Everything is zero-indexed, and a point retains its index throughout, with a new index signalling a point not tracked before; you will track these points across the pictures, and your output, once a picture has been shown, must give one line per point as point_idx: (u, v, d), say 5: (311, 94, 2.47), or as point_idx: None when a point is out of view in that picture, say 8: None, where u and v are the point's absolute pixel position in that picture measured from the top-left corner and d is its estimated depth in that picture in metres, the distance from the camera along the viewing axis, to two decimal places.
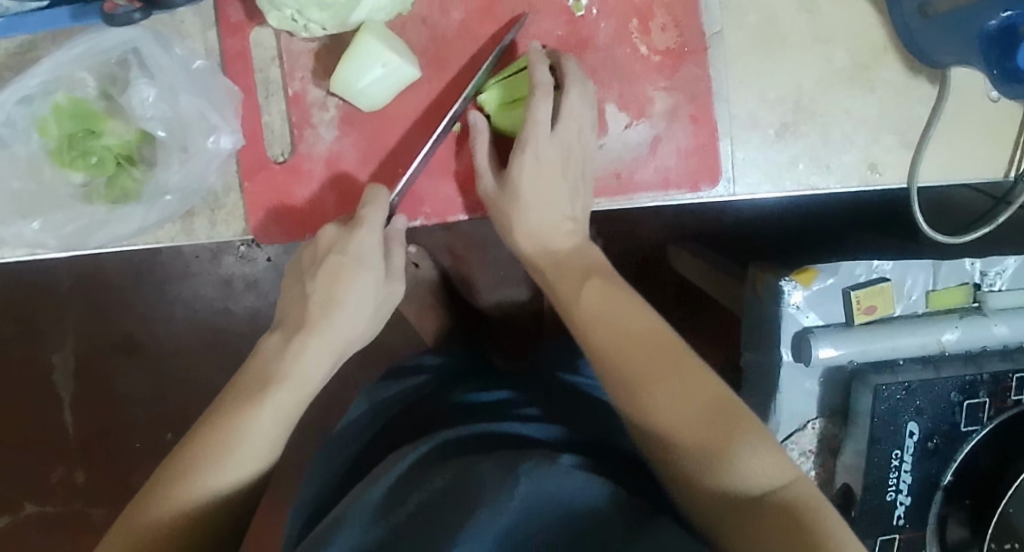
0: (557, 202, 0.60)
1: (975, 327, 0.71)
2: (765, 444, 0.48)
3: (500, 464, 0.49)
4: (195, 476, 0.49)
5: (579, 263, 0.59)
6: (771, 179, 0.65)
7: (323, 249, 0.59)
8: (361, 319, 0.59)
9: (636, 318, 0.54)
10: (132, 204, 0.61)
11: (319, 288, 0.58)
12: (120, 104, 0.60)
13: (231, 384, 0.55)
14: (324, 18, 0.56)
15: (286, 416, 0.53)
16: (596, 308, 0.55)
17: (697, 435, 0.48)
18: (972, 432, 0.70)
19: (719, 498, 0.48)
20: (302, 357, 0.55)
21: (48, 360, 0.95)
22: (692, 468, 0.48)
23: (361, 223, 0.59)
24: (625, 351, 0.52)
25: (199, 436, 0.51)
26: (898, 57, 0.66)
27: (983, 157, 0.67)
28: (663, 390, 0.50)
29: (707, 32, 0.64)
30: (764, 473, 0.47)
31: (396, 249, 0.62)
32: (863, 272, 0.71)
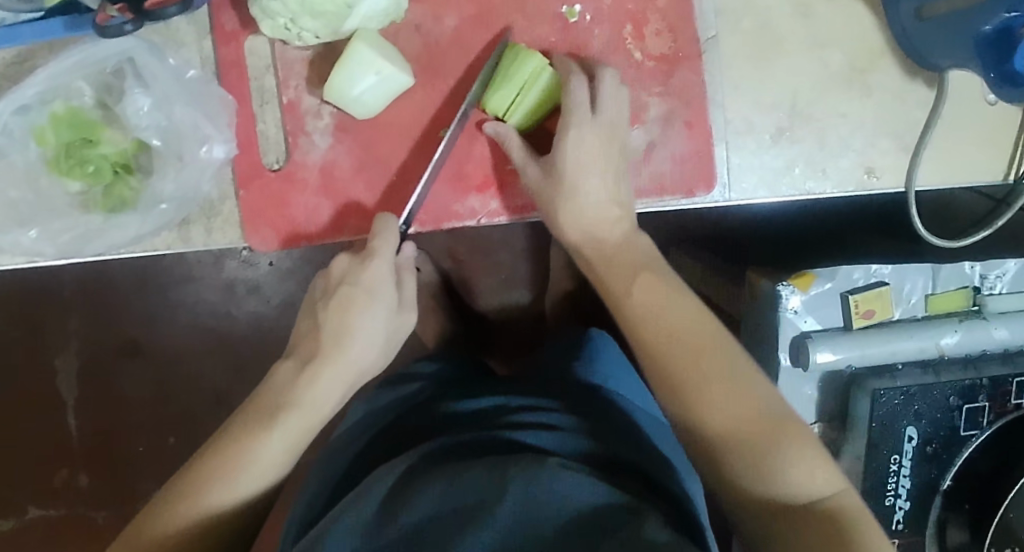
0: (598, 187, 0.60)
1: (974, 331, 0.70)
2: (815, 456, 0.49)
3: (489, 472, 0.49)
4: (196, 502, 0.51)
5: (627, 258, 0.59)
6: (767, 184, 0.65)
7: (334, 280, 0.58)
8: (374, 350, 0.58)
9: (682, 322, 0.54)
10: (128, 211, 0.61)
11: (331, 319, 0.57)
12: (116, 113, 0.60)
13: (246, 404, 0.55)
14: (317, 26, 0.57)
15: (295, 444, 0.54)
16: (645, 309, 0.55)
17: (747, 446, 0.49)
18: (972, 436, 0.70)
19: (766, 506, 0.49)
20: (312, 387, 0.55)
21: (50, 365, 0.96)
22: (742, 478, 0.50)
23: (373, 255, 0.58)
24: (675, 351, 0.53)
25: (211, 459, 0.52)
26: (896, 61, 0.65)
27: (982, 161, 0.67)
28: (718, 397, 0.51)
29: (702, 37, 0.64)
30: (813, 484, 0.49)
31: (407, 278, 0.62)
32: (861, 277, 0.70)
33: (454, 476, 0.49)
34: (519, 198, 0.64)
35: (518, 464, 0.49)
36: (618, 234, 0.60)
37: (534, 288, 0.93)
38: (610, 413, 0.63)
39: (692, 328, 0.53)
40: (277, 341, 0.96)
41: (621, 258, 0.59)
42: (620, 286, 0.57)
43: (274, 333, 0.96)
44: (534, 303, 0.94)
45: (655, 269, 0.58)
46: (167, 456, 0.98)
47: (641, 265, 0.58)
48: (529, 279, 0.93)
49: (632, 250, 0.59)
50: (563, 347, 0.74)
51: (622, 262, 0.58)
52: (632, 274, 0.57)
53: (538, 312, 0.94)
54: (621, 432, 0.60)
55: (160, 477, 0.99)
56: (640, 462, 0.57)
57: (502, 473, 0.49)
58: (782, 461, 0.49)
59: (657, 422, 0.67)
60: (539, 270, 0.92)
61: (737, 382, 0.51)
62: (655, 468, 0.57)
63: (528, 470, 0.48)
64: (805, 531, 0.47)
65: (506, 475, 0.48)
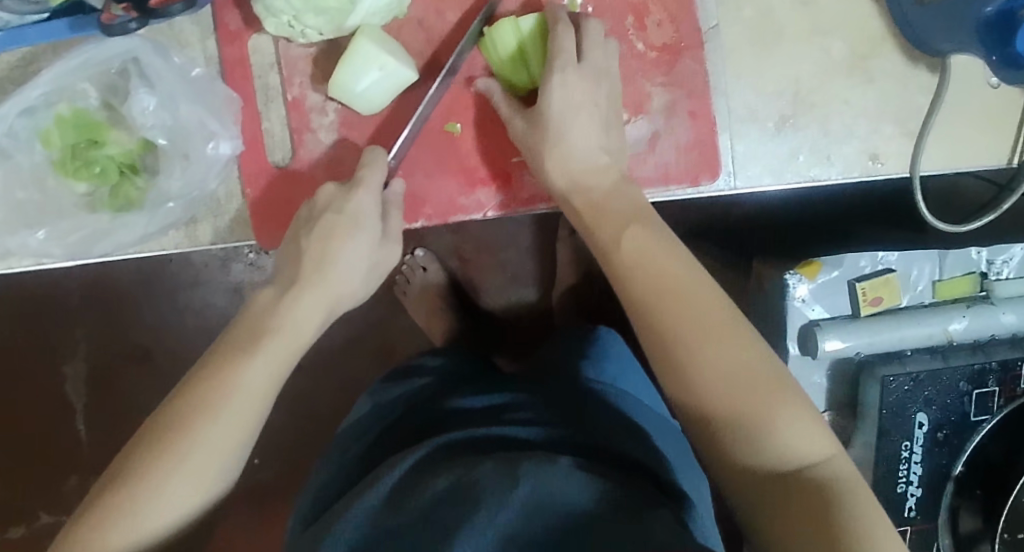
0: (587, 133, 0.58)
1: (980, 317, 0.70)
2: (806, 415, 0.47)
3: (500, 465, 0.49)
4: (187, 431, 0.49)
5: (616, 208, 0.56)
6: (772, 172, 0.66)
7: (320, 207, 0.57)
8: (356, 280, 0.58)
9: (673, 276, 0.51)
10: (135, 211, 0.62)
11: (313, 246, 0.56)
12: (122, 114, 0.61)
13: (222, 337, 0.54)
14: (321, 23, 0.57)
15: (277, 364, 0.52)
16: (635, 262, 0.53)
17: (735, 399, 0.47)
18: (981, 422, 0.70)
19: (753, 474, 0.47)
20: (292, 312, 0.54)
21: (59, 372, 0.96)
22: (731, 444, 0.48)
23: (359, 185, 0.58)
24: (670, 308, 0.50)
25: (190, 384, 0.50)
26: (897, 46, 0.65)
27: (983, 145, 0.67)
28: (705, 353, 0.48)
29: (703, 27, 0.64)
30: (803, 448, 0.46)
31: (395, 212, 0.61)
32: (868, 263, 0.72)
33: (467, 471, 0.50)
34: (524, 191, 0.64)
35: (529, 462, 0.49)
36: (610, 180, 0.58)
37: (541, 285, 0.93)
38: (608, 406, 0.63)
39: (677, 282, 0.51)
40: None
41: (611, 207, 0.56)
42: (610, 240, 0.55)
43: None
44: (542, 300, 0.93)
45: (644, 222, 0.55)
46: None
47: (631, 217, 0.55)
48: (537, 277, 0.92)
49: (621, 197, 0.57)
50: (570, 344, 0.74)
51: (612, 212, 0.56)
52: (621, 230, 0.54)
53: (544, 308, 0.94)
54: (625, 426, 0.61)
55: None
56: (641, 457, 0.57)
57: (513, 467, 0.49)
58: (769, 421, 0.47)
59: (664, 420, 0.68)
60: (546, 265, 0.92)
61: (724, 337, 0.49)
62: (661, 466, 0.58)
63: (540, 465, 0.49)
64: (789, 498, 0.45)
65: (518, 467, 0.49)
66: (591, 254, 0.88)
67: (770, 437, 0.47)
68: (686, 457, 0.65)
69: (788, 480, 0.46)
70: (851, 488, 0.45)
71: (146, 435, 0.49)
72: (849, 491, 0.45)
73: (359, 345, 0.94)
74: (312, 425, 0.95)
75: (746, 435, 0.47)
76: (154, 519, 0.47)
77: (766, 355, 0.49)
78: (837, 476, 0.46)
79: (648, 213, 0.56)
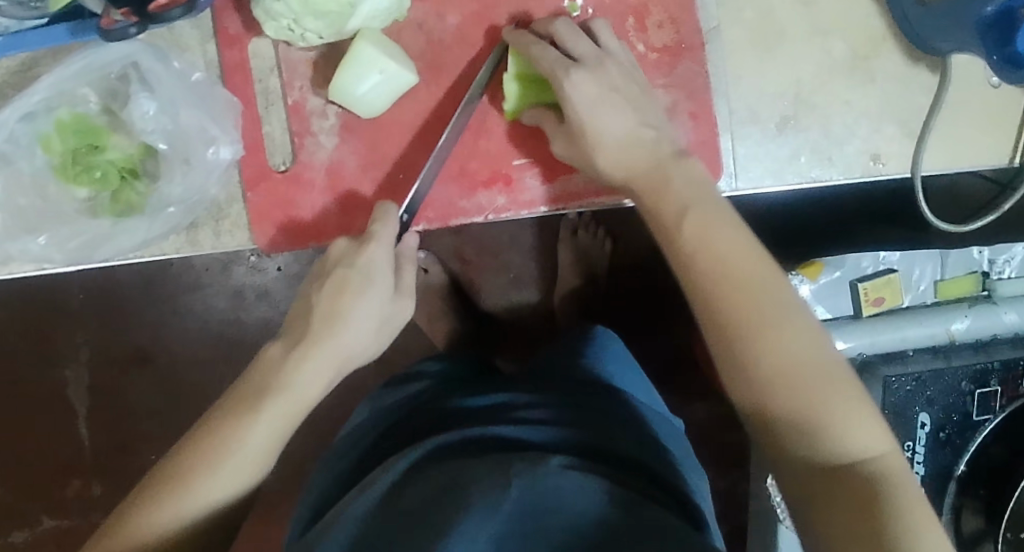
0: (617, 117, 0.56)
1: (984, 316, 0.70)
2: (865, 410, 0.47)
3: (494, 468, 0.49)
4: (185, 488, 0.49)
5: (676, 194, 0.54)
6: (773, 173, 0.65)
7: (331, 262, 0.57)
8: (367, 339, 0.56)
9: (740, 263, 0.50)
10: (136, 216, 0.61)
11: (324, 301, 0.55)
12: (121, 118, 0.61)
13: (229, 390, 0.54)
14: (320, 26, 0.57)
15: (280, 426, 0.52)
16: (698, 246, 0.51)
17: (792, 390, 0.47)
18: (983, 422, 0.69)
19: (807, 465, 0.47)
20: (300, 372, 0.53)
21: (60, 376, 0.96)
22: (787, 434, 0.47)
23: (372, 239, 0.57)
24: (732, 295, 0.49)
25: (195, 443, 0.51)
26: (898, 46, 0.65)
27: (984, 144, 0.66)
28: (771, 343, 0.48)
29: (704, 28, 0.64)
30: (860, 441, 0.46)
31: (408, 267, 0.60)
32: (870, 264, 0.72)
33: (460, 471, 0.50)
34: (525, 193, 0.64)
35: (520, 463, 0.49)
36: (661, 156, 0.56)
37: (543, 287, 0.93)
38: (610, 403, 0.63)
39: (741, 269, 0.50)
40: None
41: (669, 193, 0.54)
42: (670, 221, 0.53)
43: None
44: (544, 301, 0.94)
45: (705, 204, 0.53)
46: None
47: (690, 201, 0.53)
48: (538, 278, 0.93)
49: (670, 188, 0.54)
50: (571, 344, 0.74)
51: (668, 195, 0.54)
52: (679, 213, 0.53)
53: (545, 308, 0.94)
54: (629, 427, 0.61)
55: None
56: (642, 456, 0.57)
57: (505, 468, 0.49)
58: (825, 414, 0.46)
59: (667, 420, 0.68)
60: (548, 267, 0.92)
61: (791, 327, 0.48)
62: (664, 465, 0.58)
63: (530, 465, 0.49)
64: (844, 488, 0.45)
65: (510, 468, 0.49)
66: (592, 255, 0.88)
67: (829, 429, 0.46)
68: (688, 455, 0.64)
69: (845, 471, 0.46)
70: (907, 482, 0.45)
71: (147, 486, 0.50)
72: (905, 485, 0.45)
73: None
74: (314, 428, 0.95)
75: (803, 425, 0.47)
76: None
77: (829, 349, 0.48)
78: (893, 471, 0.45)
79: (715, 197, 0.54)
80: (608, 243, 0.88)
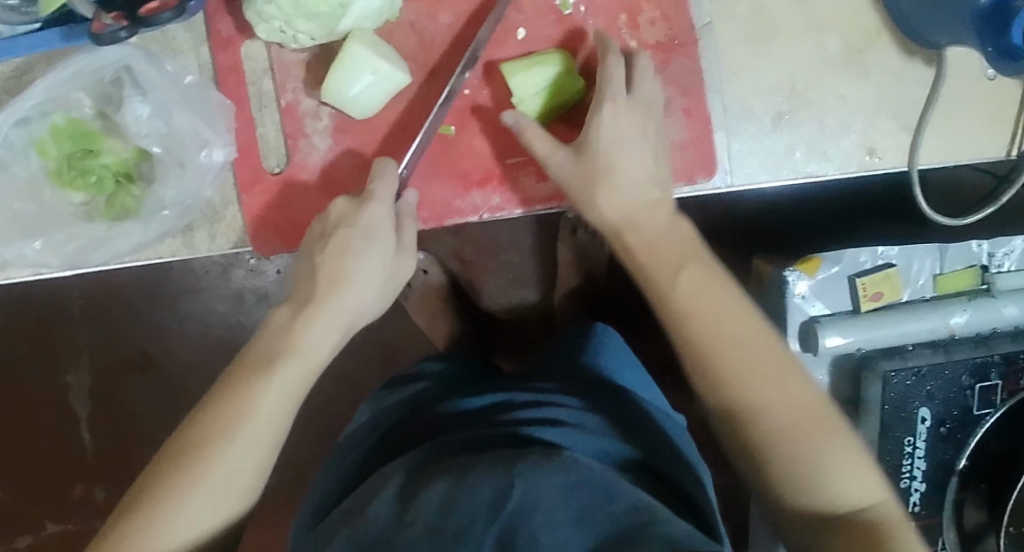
0: (631, 160, 0.58)
1: (984, 309, 0.70)
2: (858, 460, 0.51)
3: (494, 464, 0.49)
4: (203, 451, 0.50)
5: (668, 248, 0.57)
6: (768, 168, 0.65)
7: (333, 222, 0.57)
8: (371, 296, 0.57)
9: (733, 323, 0.53)
10: (132, 219, 0.62)
11: (328, 261, 0.56)
12: (115, 122, 0.61)
13: (240, 355, 0.55)
14: (313, 27, 0.57)
15: (292, 390, 0.53)
16: (692, 306, 0.54)
17: (792, 445, 0.51)
18: (984, 416, 0.69)
19: (809, 517, 0.51)
20: (308, 332, 0.54)
21: (62, 380, 0.96)
22: (788, 487, 0.51)
23: (371, 198, 0.57)
24: (727, 355, 0.52)
25: (210, 407, 0.52)
26: (892, 40, 0.65)
27: (982, 137, 0.66)
28: (772, 401, 0.51)
29: (697, 24, 0.64)
30: (855, 491, 0.50)
31: (409, 223, 0.60)
32: (869, 259, 0.71)
33: (461, 471, 0.49)
34: (521, 192, 0.64)
35: (526, 457, 0.49)
36: (660, 215, 0.58)
37: (543, 286, 0.93)
38: (613, 401, 0.64)
39: (734, 327, 0.53)
40: None
41: (662, 248, 0.57)
42: (665, 278, 0.55)
43: None
44: (544, 301, 0.94)
45: (696, 262, 0.56)
46: None
47: (683, 258, 0.56)
48: (537, 277, 0.93)
49: (672, 237, 0.57)
50: (570, 343, 0.73)
51: (663, 252, 0.56)
52: (673, 270, 0.55)
53: (545, 308, 0.94)
54: (629, 425, 0.60)
55: None
56: (645, 452, 0.58)
57: (508, 466, 0.48)
58: (825, 467, 0.50)
59: (669, 416, 0.67)
60: (548, 267, 0.92)
61: (789, 386, 0.52)
62: (665, 461, 0.58)
63: (538, 462, 0.48)
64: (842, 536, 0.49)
65: (515, 463, 0.48)
66: (592, 254, 0.88)
67: (828, 482, 0.50)
68: (689, 450, 0.64)
69: (843, 519, 0.50)
70: (899, 529, 0.49)
71: (166, 454, 0.51)
72: (896, 530, 0.49)
73: (360, 348, 0.94)
74: (314, 429, 0.95)
75: (806, 480, 0.50)
76: (171, 538, 0.49)
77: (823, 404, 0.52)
78: (886, 518, 0.50)
79: (704, 254, 0.57)
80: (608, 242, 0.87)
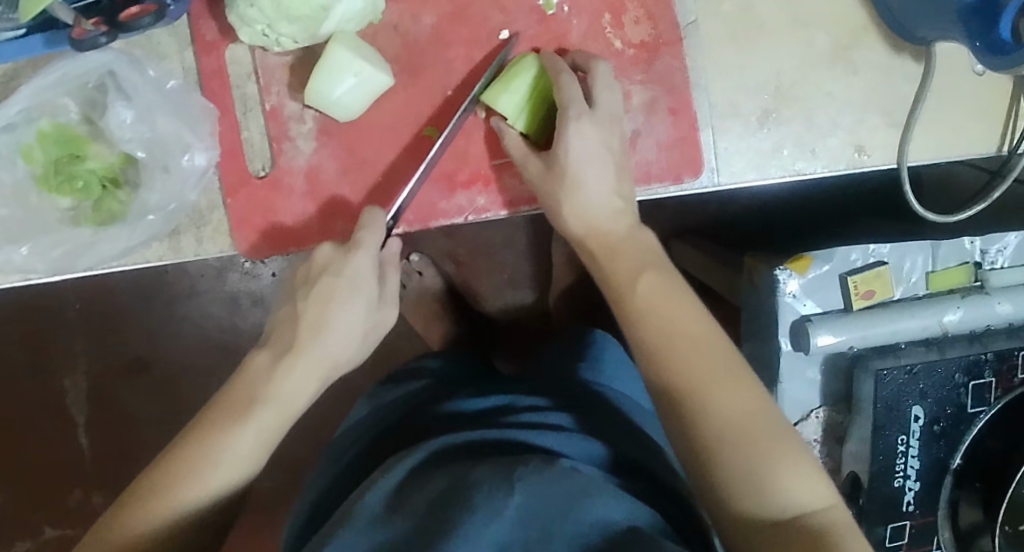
0: (596, 175, 0.58)
1: (977, 306, 0.69)
2: (801, 467, 0.48)
3: (499, 468, 0.48)
4: (170, 497, 0.49)
5: (633, 254, 0.57)
6: (756, 167, 0.65)
7: (317, 268, 0.57)
8: (352, 342, 0.57)
9: (687, 323, 0.52)
10: (118, 224, 0.62)
11: (312, 310, 0.55)
12: (100, 127, 0.61)
13: (212, 399, 0.53)
14: (295, 31, 0.57)
15: (267, 434, 0.52)
16: (646, 305, 0.54)
17: (738, 445, 0.48)
18: (979, 414, 0.69)
19: (751, 523, 0.47)
20: (286, 381, 0.53)
21: (60, 385, 0.96)
22: (730, 488, 0.48)
23: (359, 246, 0.56)
24: (680, 353, 0.51)
25: (180, 451, 0.50)
26: (880, 36, 0.65)
27: (973, 132, 0.65)
28: (711, 401, 0.49)
29: (682, 22, 0.64)
30: (801, 499, 0.47)
31: (392, 273, 0.61)
32: (859, 257, 0.70)
33: (461, 472, 0.49)
34: (507, 193, 0.64)
35: (528, 463, 0.48)
36: (623, 227, 0.58)
37: (538, 287, 0.93)
38: (609, 410, 0.64)
39: (690, 326, 0.52)
40: None
41: (622, 254, 0.57)
42: (624, 279, 0.56)
43: None
44: (539, 302, 0.94)
45: (659, 268, 0.56)
46: None
47: (644, 264, 0.56)
48: (532, 278, 0.93)
49: (636, 245, 0.57)
50: (572, 347, 0.73)
51: (625, 256, 0.56)
52: (633, 272, 0.55)
53: (542, 309, 0.94)
54: (629, 436, 0.60)
55: None
56: (641, 458, 0.58)
57: (508, 471, 0.48)
58: (770, 470, 0.47)
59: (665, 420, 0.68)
60: (543, 267, 0.92)
61: (731, 388, 0.50)
62: (660, 470, 0.58)
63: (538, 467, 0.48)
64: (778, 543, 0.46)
65: (514, 469, 0.48)
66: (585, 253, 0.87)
67: (771, 486, 0.47)
68: None
69: (780, 525, 0.47)
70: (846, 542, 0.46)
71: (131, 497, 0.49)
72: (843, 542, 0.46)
73: None
74: (309, 433, 0.95)
75: (749, 483, 0.47)
76: None
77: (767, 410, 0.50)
78: (834, 530, 0.46)
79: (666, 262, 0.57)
80: None
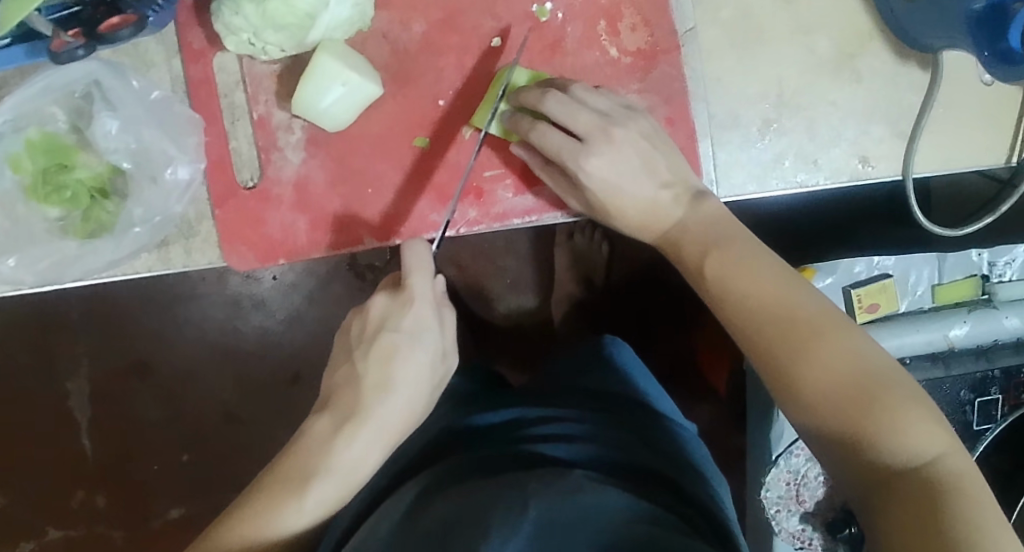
0: (636, 189, 0.57)
1: (983, 321, 0.67)
2: (920, 412, 0.44)
3: (507, 489, 0.47)
4: None
5: (698, 231, 0.55)
6: (755, 178, 0.63)
7: (373, 325, 0.53)
8: (417, 404, 0.53)
9: (770, 293, 0.50)
10: (106, 236, 0.61)
11: (371, 370, 0.52)
12: (89, 136, 0.61)
13: (274, 463, 0.51)
14: (281, 39, 0.56)
15: (328, 509, 0.50)
16: (723, 283, 0.52)
17: (838, 404, 0.45)
18: (985, 431, 0.67)
19: (865, 477, 0.44)
20: (348, 450, 0.50)
21: (61, 388, 0.96)
22: (841, 448, 0.45)
23: (413, 299, 0.53)
24: (765, 324, 0.49)
25: (235, 518, 0.49)
26: (886, 43, 0.63)
27: (983, 142, 0.63)
28: (810, 358, 0.47)
29: (680, 29, 0.62)
30: (915, 444, 0.43)
31: (449, 312, 0.55)
32: (863, 270, 0.69)
33: (473, 493, 0.48)
34: (497, 206, 0.62)
35: (539, 480, 0.48)
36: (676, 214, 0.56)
37: (540, 293, 0.92)
38: (632, 418, 0.62)
39: (778, 293, 0.50)
40: (287, 355, 0.97)
41: (686, 243, 0.55)
42: (697, 266, 0.54)
43: (282, 347, 0.96)
44: (542, 308, 0.93)
45: (726, 240, 0.54)
46: (182, 474, 0.98)
47: (714, 240, 0.54)
48: (534, 283, 0.92)
49: (692, 232, 0.55)
50: (579, 358, 0.72)
51: (695, 235, 0.55)
52: (704, 252, 0.54)
53: (542, 318, 0.93)
54: (648, 443, 0.59)
55: (177, 495, 0.98)
56: (656, 464, 0.56)
57: (523, 489, 0.47)
58: (880, 422, 0.44)
59: (684, 427, 0.66)
60: (545, 273, 0.91)
61: (832, 336, 0.47)
62: (682, 477, 0.56)
63: (551, 489, 0.47)
64: (908, 498, 0.42)
65: (528, 490, 0.47)
66: (590, 258, 0.88)
67: (881, 440, 0.44)
68: (709, 465, 0.63)
69: (897, 479, 0.43)
70: (970, 487, 0.42)
71: None
72: (967, 486, 0.42)
73: None
74: None
75: (855, 440, 0.45)
76: None
77: (885, 361, 0.47)
78: (956, 473, 0.42)
79: (744, 234, 0.54)
80: (605, 246, 0.87)
